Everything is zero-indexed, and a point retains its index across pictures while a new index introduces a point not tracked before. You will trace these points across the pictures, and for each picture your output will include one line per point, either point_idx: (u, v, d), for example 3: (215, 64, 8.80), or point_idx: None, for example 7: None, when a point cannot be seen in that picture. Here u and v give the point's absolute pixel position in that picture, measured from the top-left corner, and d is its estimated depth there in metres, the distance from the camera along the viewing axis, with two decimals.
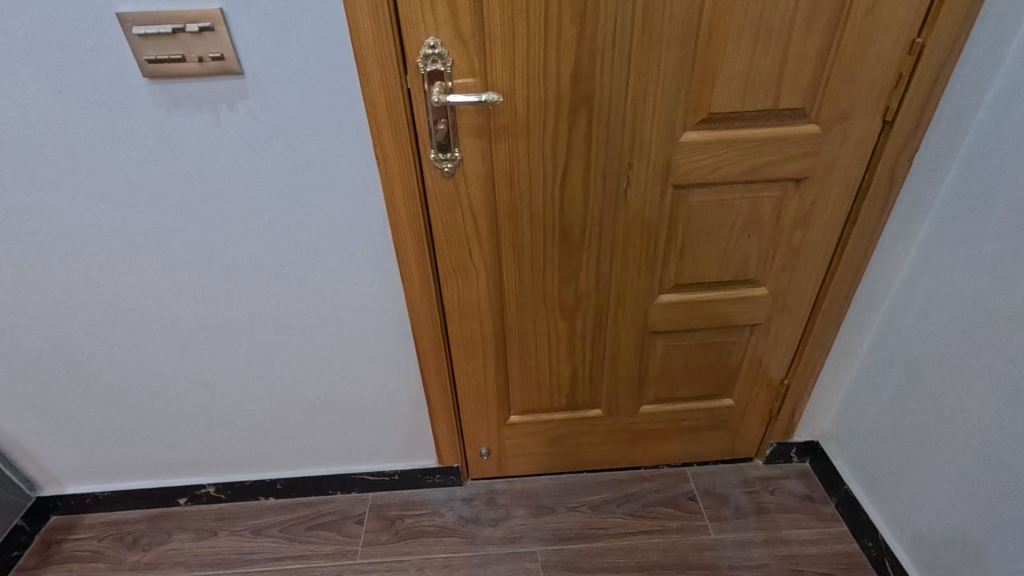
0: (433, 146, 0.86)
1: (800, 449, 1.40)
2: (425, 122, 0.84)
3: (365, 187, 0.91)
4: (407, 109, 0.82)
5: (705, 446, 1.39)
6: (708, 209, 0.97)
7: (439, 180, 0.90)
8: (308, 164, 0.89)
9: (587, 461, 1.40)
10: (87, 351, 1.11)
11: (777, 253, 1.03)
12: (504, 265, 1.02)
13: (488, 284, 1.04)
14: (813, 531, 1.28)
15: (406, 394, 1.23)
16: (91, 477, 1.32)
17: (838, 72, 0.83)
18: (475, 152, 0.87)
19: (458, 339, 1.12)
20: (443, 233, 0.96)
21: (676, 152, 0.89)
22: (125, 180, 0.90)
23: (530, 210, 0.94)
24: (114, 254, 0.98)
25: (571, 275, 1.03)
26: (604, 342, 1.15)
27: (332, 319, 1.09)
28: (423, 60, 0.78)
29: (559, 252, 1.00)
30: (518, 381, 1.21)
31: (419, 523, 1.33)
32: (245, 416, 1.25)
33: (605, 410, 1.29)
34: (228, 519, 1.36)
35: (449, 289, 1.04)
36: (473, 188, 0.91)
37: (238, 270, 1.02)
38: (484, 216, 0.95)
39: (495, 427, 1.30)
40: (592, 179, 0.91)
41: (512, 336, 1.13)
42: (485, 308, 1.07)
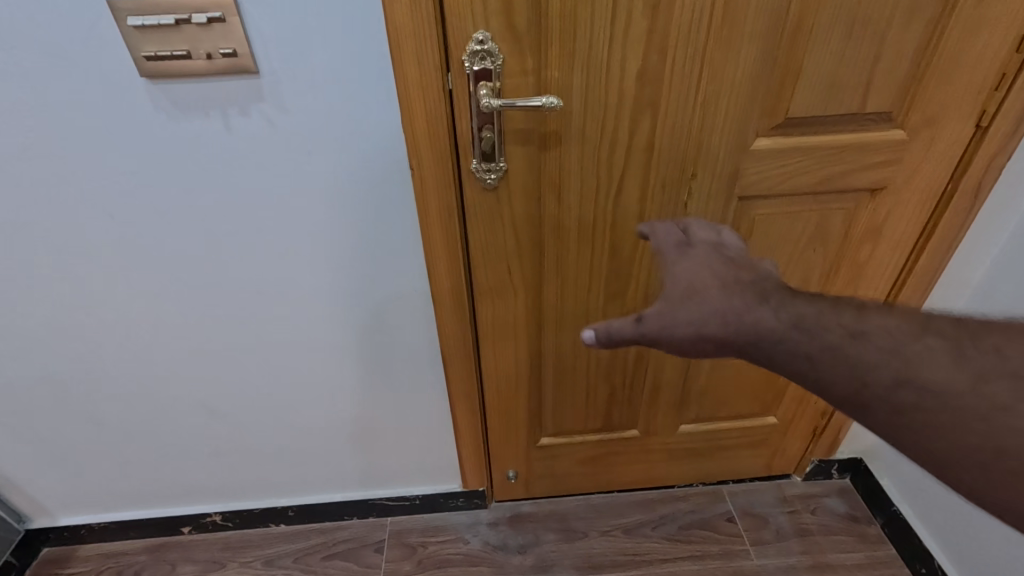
0: (475, 155, 0.75)
1: (841, 466, 1.34)
2: (468, 129, 0.73)
3: (396, 199, 0.81)
4: (447, 115, 0.71)
5: (743, 464, 1.32)
6: (776, 223, 0.87)
7: (479, 192, 0.80)
8: (332, 175, 0.78)
9: (619, 482, 1.32)
10: (79, 378, 1.01)
11: (842, 268, 0.95)
12: (546, 283, 0.92)
13: (527, 305, 0.94)
14: (859, 555, 1.22)
15: (431, 417, 1.14)
16: (86, 507, 1.22)
17: (934, 72, 0.73)
18: (522, 161, 0.77)
19: (490, 361, 1.03)
20: (480, 250, 0.86)
21: (747, 160, 0.79)
22: (120, 193, 0.79)
23: (580, 225, 0.85)
24: (109, 275, 0.88)
25: (618, 293, 0.94)
26: (647, 362, 1.07)
27: (353, 339, 1.00)
28: (469, 58, 0.68)
29: (608, 269, 0.91)
30: (552, 403, 1.12)
31: (443, 550, 1.24)
32: (254, 442, 1.15)
33: (642, 430, 1.21)
34: (237, 549, 1.26)
35: (483, 308, 0.94)
36: (517, 201, 0.81)
37: (248, 289, 0.91)
38: (527, 231, 0.85)
39: (524, 451, 1.21)
40: (650, 190, 0.81)
41: (549, 357, 1.04)
42: (522, 329, 0.98)
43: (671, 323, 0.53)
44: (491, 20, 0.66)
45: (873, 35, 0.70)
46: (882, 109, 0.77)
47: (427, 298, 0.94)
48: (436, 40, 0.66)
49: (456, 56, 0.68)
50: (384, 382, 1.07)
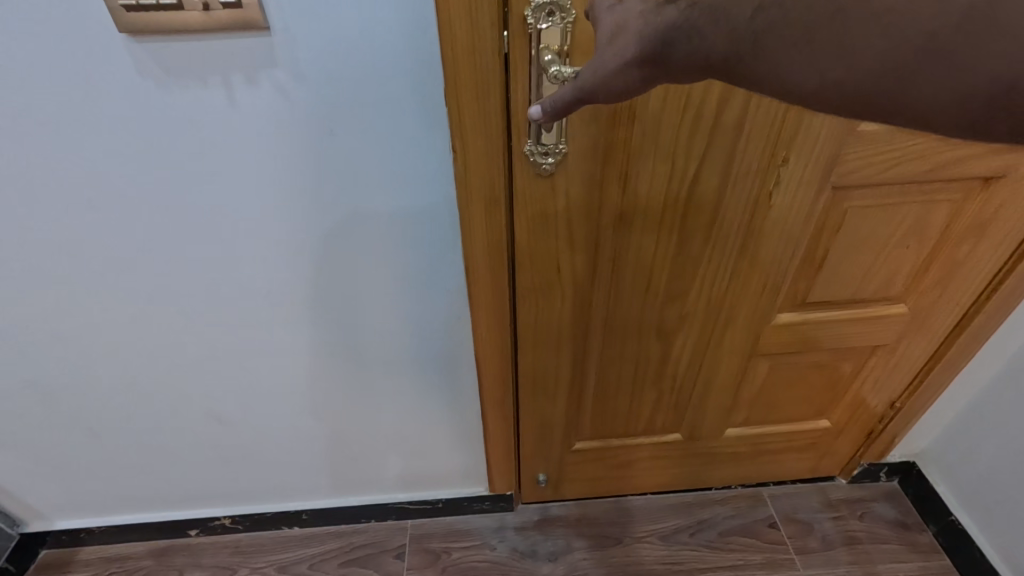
0: (529, 136, 0.63)
1: (891, 469, 1.26)
2: (525, 102, 0.61)
3: (432, 185, 0.69)
4: (502, 84, 0.59)
5: (787, 467, 1.23)
6: (867, 216, 0.76)
7: (531, 180, 0.68)
8: (356, 157, 0.66)
9: (655, 485, 1.23)
10: (68, 381, 0.90)
11: (932, 266, 0.84)
12: (597, 282, 0.81)
13: (574, 307, 0.83)
14: (911, 566, 1.14)
15: (458, 422, 1.04)
16: (85, 511, 1.13)
17: None
18: (585, 143, 0.65)
19: (527, 365, 0.92)
20: (527, 246, 0.74)
21: (849, 141, 0.68)
22: (103, 176, 0.66)
23: (643, 217, 0.73)
24: (95, 272, 0.76)
25: (678, 293, 0.84)
26: (701, 365, 0.96)
27: (375, 342, 0.88)
28: (532, 11, 0.54)
29: (669, 267, 0.80)
30: (592, 407, 1.02)
31: (467, 557, 1.17)
32: (265, 447, 1.05)
33: (685, 434, 1.11)
34: (248, 554, 1.18)
35: (525, 311, 0.83)
36: (575, 188, 0.69)
37: (257, 286, 0.79)
38: (582, 225, 0.73)
39: (557, 456, 1.12)
40: (731, 177, 0.70)
41: (593, 361, 0.93)
42: (566, 332, 0.87)
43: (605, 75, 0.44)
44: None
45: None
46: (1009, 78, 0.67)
47: (462, 296, 0.82)
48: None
49: (517, 10, 0.54)
50: (407, 386, 0.96)
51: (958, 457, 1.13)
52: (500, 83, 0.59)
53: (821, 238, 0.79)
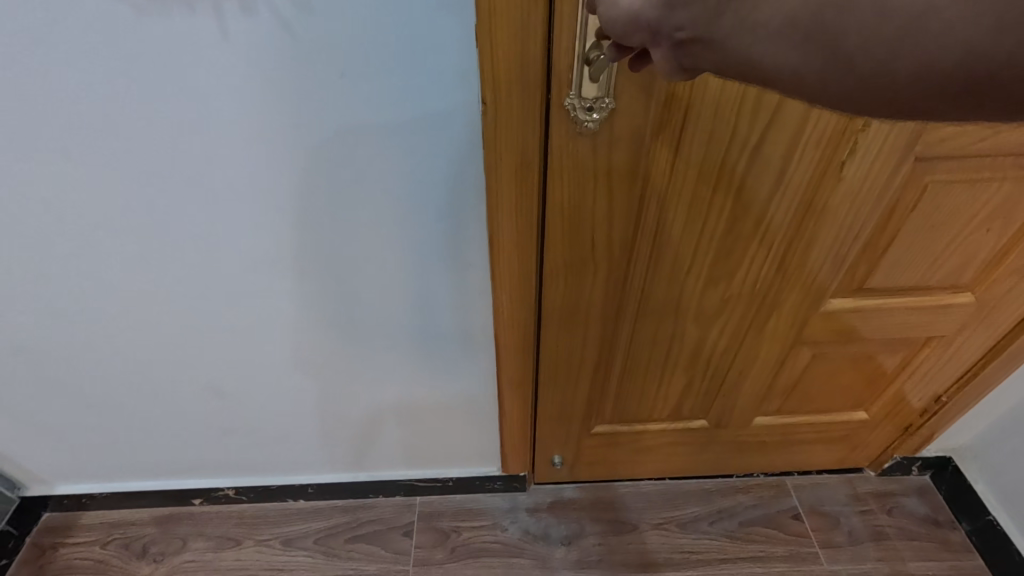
0: (570, 89, 0.54)
1: (924, 463, 1.19)
2: (569, 45, 0.51)
3: (457, 143, 0.61)
4: (543, 21, 0.50)
5: (816, 458, 1.17)
6: (949, 192, 0.70)
7: (569, 143, 0.59)
8: (372, 107, 0.57)
9: (675, 469, 1.18)
10: (60, 346, 0.84)
11: (1012, 251, 0.79)
12: (635, 259, 0.73)
13: (607, 288, 0.76)
14: (942, 565, 1.09)
15: (471, 401, 0.98)
16: (86, 477, 1.10)
17: None
18: (635, 100, 0.56)
19: (550, 346, 0.85)
20: (562, 219, 0.66)
21: None
22: (82, 121, 0.58)
23: (694, 188, 0.66)
24: (81, 230, 0.69)
25: (723, 274, 0.77)
26: (738, 351, 0.90)
27: (388, 314, 0.82)
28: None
29: (717, 245, 0.73)
30: (617, 392, 0.96)
31: (478, 538, 1.13)
32: (270, 419, 1.00)
33: (712, 422, 1.05)
34: (252, 525, 1.15)
35: (552, 289, 0.76)
36: (619, 153, 0.61)
37: (261, 250, 0.72)
38: (624, 197, 0.65)
39: (574, 439, 1.07)
40: (799, 148, 0.63)
41: (621, 344, 0.86)
42: (596, 313, 0.80)
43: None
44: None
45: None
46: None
47: (483, 268, 0.75)
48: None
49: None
50: (422, 362, 0.90)
51: (1002, 456, 1.06)
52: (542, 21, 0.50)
53: (891, 218, 0.72)
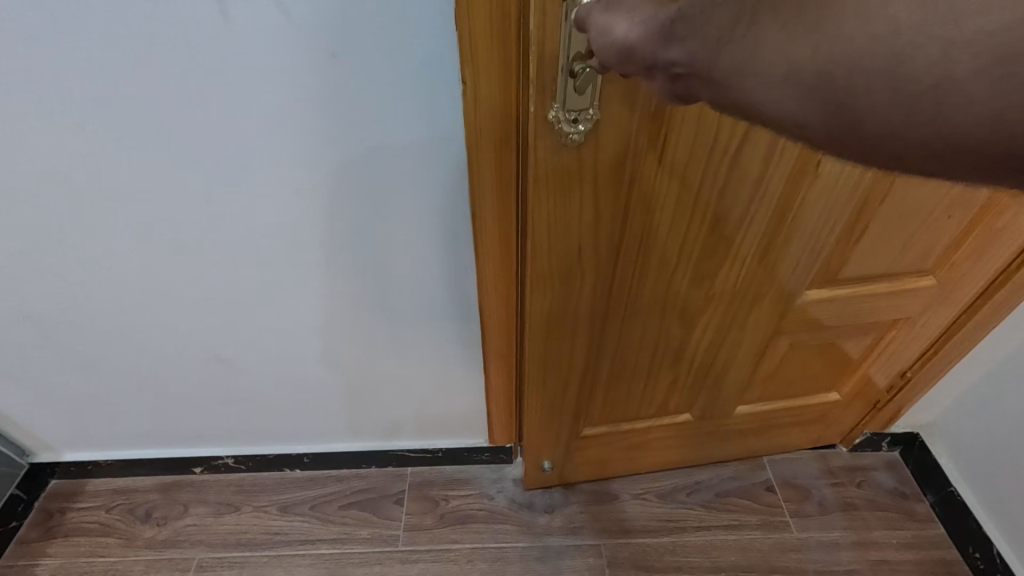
0: (555, 102, 0.58)
1: (893, 440, 1.24)
2: (553, 56, 0.54)
3: (441, 121, 0.66)
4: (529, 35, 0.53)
5: (791, 438, 1.22)
6: (916, 183, 0.75)
7: (555, 155, 0.63)
8: (363, 87, 0.62)
9: (657, 462, 1.20)
10: (68, 315, 0.89)
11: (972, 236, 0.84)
12: (622, 262, 0.77)
13: (594, 292, 0.80)
14: (906, 534, 1.14)
15: (460, 373, 1.04)
16: (92, 445, 1.15)
17: None
18: (620, 112, 0.60)
19: (537, 355, 0.87)
20: (550, 229, 0.70)
21: None
22: (92, 96, 0.62)
23: (679, 192, 0.71)
24: (89, 201, 0.73)
25: (707, 273, 0.82)
26: (722, 344, 0.95)
27: (380, 286, 0.87)
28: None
29: (701, 246, 0.78)
30: (605, 392, 1.00)
31: (465, 506, 1.18)
32: (268, 388, 1.05)
33: (696, 414, 1.10)
34: (251, 492, 1.21)
35: (538, 298, 0.78)
36: (604, 162, 0.65)
37: (261, 224, 0.77)
38: (610, 204, 0.69)
39: (563, 445, 1.08)
40: (779, 146, 0.67)
41: (609, 346, 0.90)
42: (586, 318, 0.83)
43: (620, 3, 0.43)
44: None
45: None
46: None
47: (467, 241, 0.80)
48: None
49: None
50: (414, 333, 0.96)
51: (963, 431, 1.12)
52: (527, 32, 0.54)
53: (862, 213, 0.78)
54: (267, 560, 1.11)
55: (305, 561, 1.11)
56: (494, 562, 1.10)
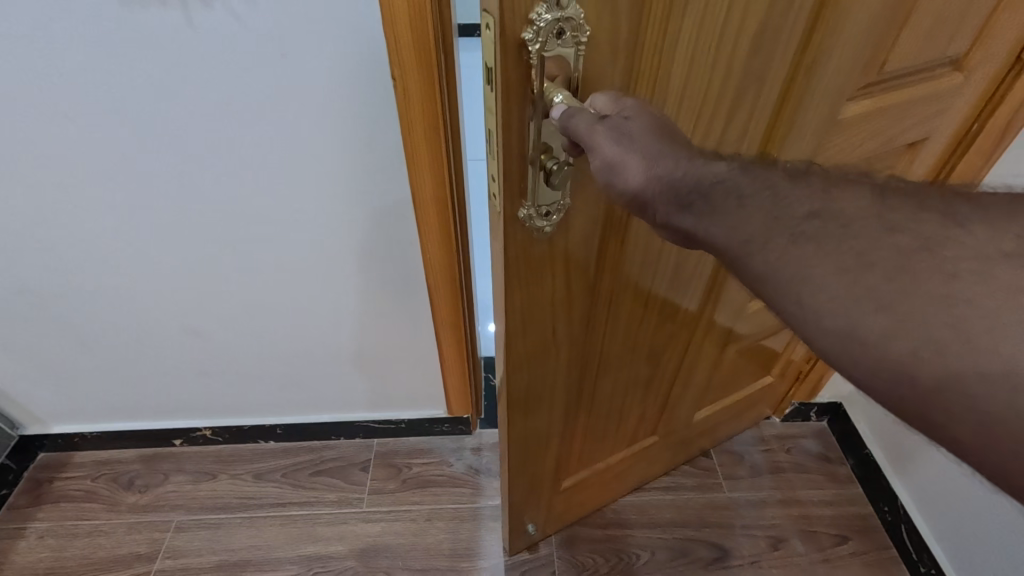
0: (526, 198, 0.56)
1: (821, 409, 1.37)
2: (520, 153, 0.53)
3: (379, 113, 0.77)
4: (495, 136, 0.52)
5: (739, 424, 1.32)
6: None
7: (530, 245, 0.61)
8: (309, 81, 0.73)
9: (634, 477, 1.21)
10: (57, 290, 0.99)
11: None
12: (595, 324, 0.79)
13: (569, 358, 0.81)
14: (826, 492, 1.26)
15: (418, 342, 1.15)
16: (78, 418, 1.24)
17: (1003, 16, 0.74)
18: (590, 199, 0.61)
19: (519, 430, 0.85)
20: (526, 314, 0.69)
21: (829, 132, 0.76)
22: (79, 90, 0.73)
23: (644, 254, 0.74)
24: (76, 182, 0.84)
25: (670, 314, 0.88)
26: (683, 366, 1.03)
27: (338, 260, 0.98)
28: (535, 33, 0.45)
29: (664, 294, 0.84)
30: (580, 440, 1.01)
31: (426, 472, 1.28)
32: (241, 361, 1.15)
33: (662, 434, 1.15)
34: (228, 462, 1.30)
35: (517, 376, 0.76)
36: (575, 246, 0.65)
37: (230, 204, 0.88)
38: (581, 281, 0.70)
39: (546, 502, 1.07)
40: None
41: (585, 398, 0.92)
42: (564, 380, 0.84)
43: (638, 138, 0.44)
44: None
45: (889, 37, 0.68)
46: (939, 57, 0.76)
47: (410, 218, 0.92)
48: (491, 26, 0.45)
49: (516, 40, 0.45)
50: (376, 304, 1.07)
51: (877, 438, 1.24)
52: (492, 134, 0.52)
53: None
54: (241, 521, 1.21)
55: (276, 521, 1.21)
56: (450, 520, 1.21)
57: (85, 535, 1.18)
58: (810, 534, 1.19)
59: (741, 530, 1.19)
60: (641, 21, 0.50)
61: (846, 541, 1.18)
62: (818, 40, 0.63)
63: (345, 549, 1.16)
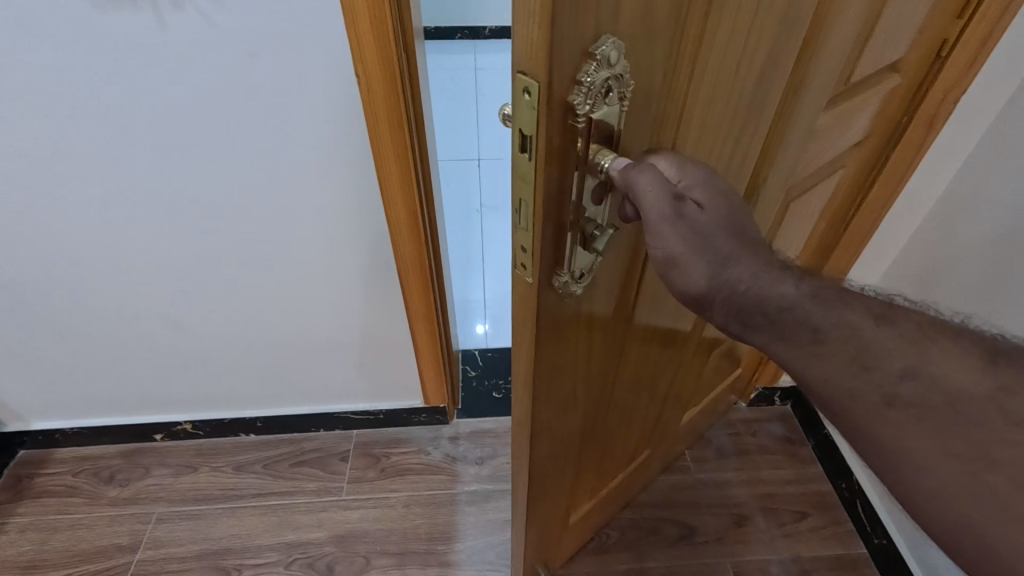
0: (564, 265, 0.53)
1: (784, 394, 1.42)
2: (557, 219, 0.49)
3: (345, 108, 0.81)
4: (531, 206, 0.47)
5: (713, 418, 1.36)
6: (801, 202, 0.90)
7: (560, 310, 0.57)
8: (278, 79, 0.77)
9: (630, 491, 1.21)
10: (37, 286, 1.01)
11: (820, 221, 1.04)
12: (610, 370, 0.78)
13: (583, 410, 0.79)
14: (788, 471, 1.32)
15: (393, 333, 1.19)
16: (58, 414, 1.26)
17: (929, 19, 0.79)
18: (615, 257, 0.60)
19: (540, 485, 0.81)
20: (551, 379, 0.64)
21: (808, 145, 0.78)
22: (57, 89, 0.76)
23: (652, 298, 0.75)
24: (54, 179, 0.86)
25: (669, 344, 0.90)
26: (675, 383, 1.05)
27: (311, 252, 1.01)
28: (585, 95, 0.41)
29: (665, 327, 0.85)
30: (588, 473, 0.99)
31: (405, 461, 1.32)
32: (221, 354, 1.18)
33: (653, 446, 1.17)
34: (209, 455, 1.33)
35: (543, 437, 0.72)
36: (598, 305, 0.64)
37: (204, 199, 0.91)
38: (599, 336, 0.68)
39: (556, 540, 1.04)
40: None
41: (595, 437, 0.90)
42: (580, 427, 0.81)
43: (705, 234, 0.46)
44: (641, 23, 0.42)
45: (855, 53, 0.72)
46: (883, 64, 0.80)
47: (379, 212, 0.96)
48: (534, 93, 0.40)
49: (561, 104, 0.42)
50: (350, 295, 1.10)
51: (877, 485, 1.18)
52: (525, 203, 0.47)
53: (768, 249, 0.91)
54: (221, 511, 1.23)
55: (257, 510, 1.23)
56: (427, 506, 1.24)
57: (67, 528, 1.20)
58: (772, 510, 1.24)
59: (707, 508, 1.25)
60: (669, 75, 0.49)
61: (806, 516, 1.24)
62: (805, 65, 0.65)
63: (324, 535, 1.20)
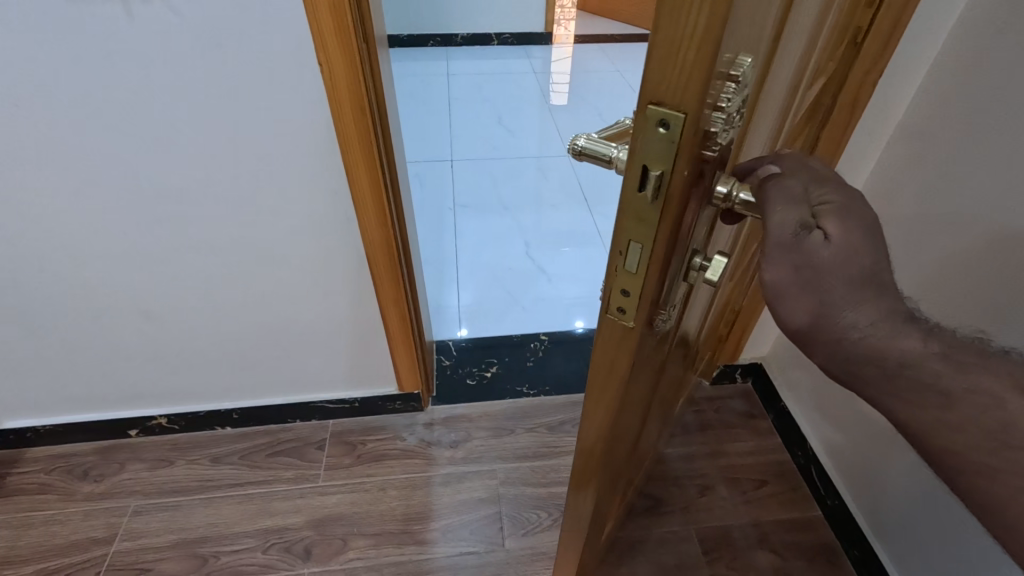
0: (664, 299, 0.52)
1: (744, 370, 1.49)
2: (669, 258, 0.47)
3: (309, 95, 0.85)
4: (653, 250, 0.44)
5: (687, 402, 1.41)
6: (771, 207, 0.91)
7: (649, 340, 0.58)
8: (244, 69, 0.81)
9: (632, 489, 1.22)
10: (7, 279, 1.03)
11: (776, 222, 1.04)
12: (657, 380, 0.80)
13: (636, 423, 0.81)
14: (749, 443, 1.38)
15: (368, 321, 1.22)
16: (29, 412, 1.26)
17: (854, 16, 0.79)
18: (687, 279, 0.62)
19: (599, 502, 0.81)
20: (627, 405, 0.65)
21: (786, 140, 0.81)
22: (28, 81, 0.79)
23: (693, 305, 0.78)
24: (23, 170, 0.88)
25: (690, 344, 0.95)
26: (676, 385, 1.07)
27: (282, 239, 1.05)
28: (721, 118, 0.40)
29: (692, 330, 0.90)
30: (622, 487, 1.00)
31: (381, 447, 1.35)
32: (194, 345, 1.20)
33: (653, 448, 1.19)
34: (185, 448, 1.34)
35: (611, 456, 0.73)
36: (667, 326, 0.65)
37: (176, 188, 0.94)
38: (659, 352, 0.70)
39: (595, 555, 1.05)
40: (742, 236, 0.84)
41: (635, 447, 0.92)
42: (630, 439, 0.83)
43: (822, 274, 0.43)
44: (746, 46, 0.42)
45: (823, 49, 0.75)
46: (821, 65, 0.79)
47: (349, 201, 1.00)
48: (680, 127, 0.37)
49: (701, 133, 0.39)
50: (320, 282, 1.13)
51: (831, 434, 1.22)
52: (644, 248, 0.44)
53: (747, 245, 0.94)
54: (198, 501, 1.25)
55: (234, 499, 1.25)
56: (403, 488, 1.28)
57: (40, 524, 1.20)
58: (734, 480, 1.31)
59: (674, 480, 1.30)
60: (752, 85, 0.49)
61: (765, 484, 1.30)
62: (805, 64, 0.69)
63: (301, 520, 1.22)
